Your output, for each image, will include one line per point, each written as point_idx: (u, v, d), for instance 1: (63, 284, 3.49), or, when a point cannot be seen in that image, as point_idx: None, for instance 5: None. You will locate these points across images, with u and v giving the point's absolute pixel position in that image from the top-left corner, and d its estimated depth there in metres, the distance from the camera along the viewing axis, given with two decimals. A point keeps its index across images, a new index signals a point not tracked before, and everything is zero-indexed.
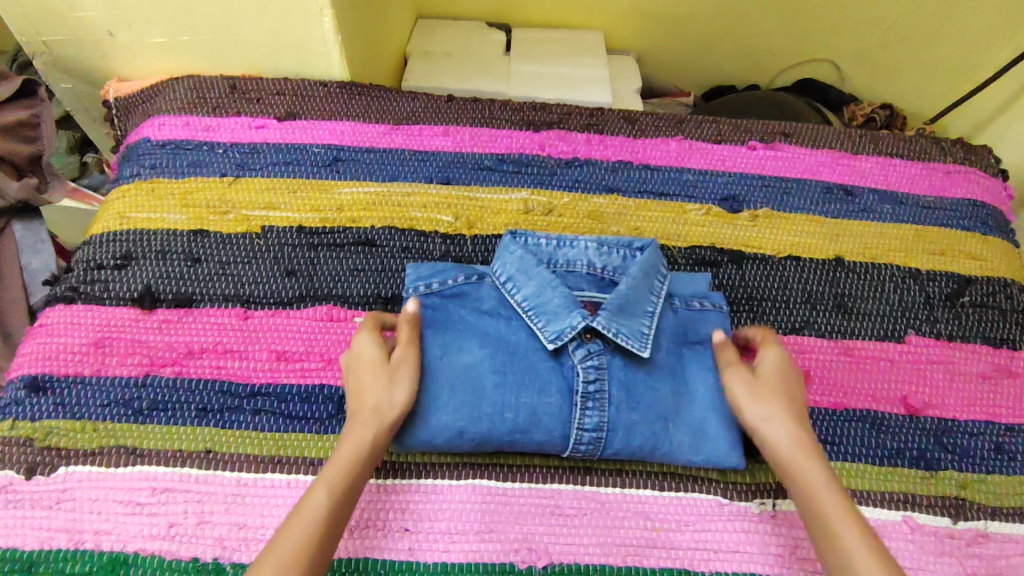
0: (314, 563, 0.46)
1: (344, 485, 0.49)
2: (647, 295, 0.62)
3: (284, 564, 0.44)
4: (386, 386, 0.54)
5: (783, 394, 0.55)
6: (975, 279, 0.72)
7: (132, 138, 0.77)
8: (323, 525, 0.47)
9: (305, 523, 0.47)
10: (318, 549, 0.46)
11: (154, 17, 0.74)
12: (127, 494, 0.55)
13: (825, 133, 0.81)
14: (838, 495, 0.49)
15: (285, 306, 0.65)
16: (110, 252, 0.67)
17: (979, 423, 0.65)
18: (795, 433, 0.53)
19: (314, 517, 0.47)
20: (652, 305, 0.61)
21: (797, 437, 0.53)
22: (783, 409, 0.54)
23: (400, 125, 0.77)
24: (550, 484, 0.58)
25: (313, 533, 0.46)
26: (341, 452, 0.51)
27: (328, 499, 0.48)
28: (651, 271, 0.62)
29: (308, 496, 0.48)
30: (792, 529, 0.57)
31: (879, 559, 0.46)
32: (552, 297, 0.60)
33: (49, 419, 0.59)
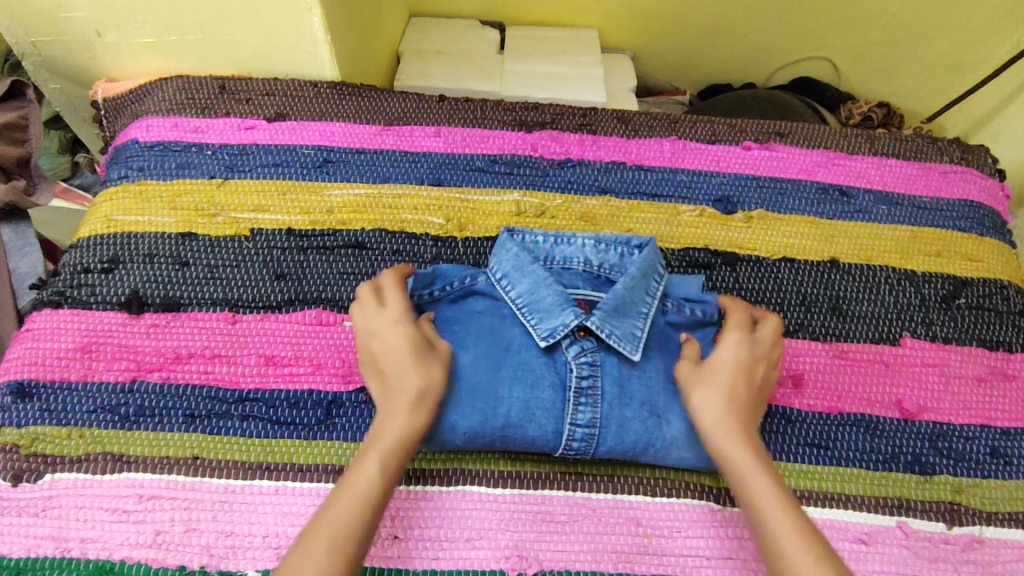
0: (363, 534, 0.47)
1: (394, 466, 0.50)
2: (642, 296, 0.60)
3: (337, 535, 0.45)
4: (427, 372, 0.53)
5: (737, 386, 0.55)
6: (971, 281, 0.72)
7: (120, 139, 0.76)
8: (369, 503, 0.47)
9: (361, 491, 0.47)
10: (364, 529, 0.46)
11: (142, 17, 0.73)
12: (113, 502, 0.55)
13: (820, 132, 0.80)
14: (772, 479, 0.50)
15: (274, 309, 0.64)
16: (98, 255, 0.66)
17: (975, 426, 0.64)
18: (737, 429, 0.52)
19: (363, 494, 0.47)
20: (647, 308, 0.60)
21: (736, 435, 0.52)
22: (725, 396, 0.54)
23: (391, 126, 0.76)
24: (541, 490, 0.57)
25: (365, 506, 0.47)
26: (394, 422, 0.51)
27: (379, 476, 0.49)
28: (649, 270, 0.62)
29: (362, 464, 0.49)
30: None
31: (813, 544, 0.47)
32: (547, 296, 0.59)
33: (36, 425, 0.58)
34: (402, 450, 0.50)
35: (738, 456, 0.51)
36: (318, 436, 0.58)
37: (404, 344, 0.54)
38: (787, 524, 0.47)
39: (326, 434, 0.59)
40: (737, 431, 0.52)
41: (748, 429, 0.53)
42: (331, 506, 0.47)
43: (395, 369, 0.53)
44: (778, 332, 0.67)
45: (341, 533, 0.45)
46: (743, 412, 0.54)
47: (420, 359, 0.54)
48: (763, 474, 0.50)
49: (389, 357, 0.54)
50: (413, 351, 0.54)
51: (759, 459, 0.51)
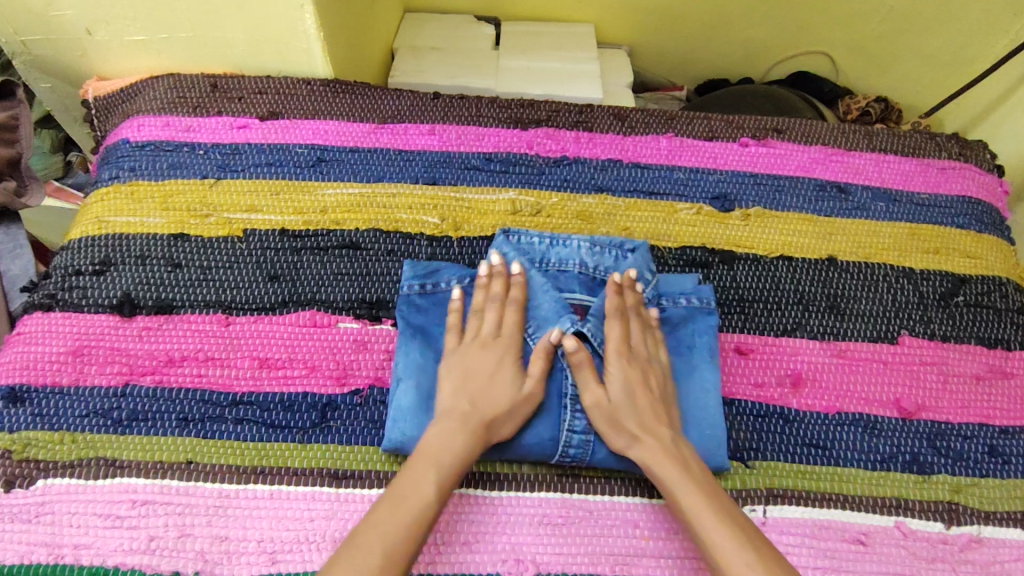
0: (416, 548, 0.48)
1: (449, 487, 0.51)
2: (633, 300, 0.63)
3: (395, 545, 0.47)
4: (503, 403, 0.56)
5: (646, 401, 0.57)
6: (969, 278, 0.71)
7: (111, 139, 0.75)
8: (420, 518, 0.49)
9: (413, 507, 0.49)
10: (412, 541, 0.48)
11: (131, 14, 0.72)
12: (107, 508, 0.54)
13: (818, 128, 0.79)
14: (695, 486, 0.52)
15: (267, 311, 0.64)
16: (89, 257, 0.66)
17: (973, 425, 0.64)
18: (657, 444, 0.55)
19: (417, 508, 0.49)
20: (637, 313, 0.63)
21: (658, 450, 0.54)
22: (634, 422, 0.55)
23: (385, 124, 0.75)
24: (537, 492, 0.57)
25: (421, 520, 0.49)
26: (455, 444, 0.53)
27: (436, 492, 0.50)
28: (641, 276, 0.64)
29: (419, 479, 0.51)
30: (781, 535, 0.56)
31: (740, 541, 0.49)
32: (544, 303, 0.62)
33: (28, 430, 0.57)
34: (456, 474, 0.52)
35: (660, 470, 0.53)
36: (312, 439, 0.58)
37: (499, 368, 0.57)
38: (716, 530, 0.49)
39: (320, 437, 0.58)
40: (657, 446, 0.54)
41: (667, 439, 0.55)
42: (384, 518, 0.48)
43: (475, 387, 0.56)
44: (776, 331, 0.67)
45: (392, 543, 0.47)
46: (657, 424, 0.56)
47: (507, 393, 0.56)
48: (689, 482, 0.52)
49: (477, 373, 0.57)
50: (503, 379, 0.57)
51: (683, 468, 0.53)
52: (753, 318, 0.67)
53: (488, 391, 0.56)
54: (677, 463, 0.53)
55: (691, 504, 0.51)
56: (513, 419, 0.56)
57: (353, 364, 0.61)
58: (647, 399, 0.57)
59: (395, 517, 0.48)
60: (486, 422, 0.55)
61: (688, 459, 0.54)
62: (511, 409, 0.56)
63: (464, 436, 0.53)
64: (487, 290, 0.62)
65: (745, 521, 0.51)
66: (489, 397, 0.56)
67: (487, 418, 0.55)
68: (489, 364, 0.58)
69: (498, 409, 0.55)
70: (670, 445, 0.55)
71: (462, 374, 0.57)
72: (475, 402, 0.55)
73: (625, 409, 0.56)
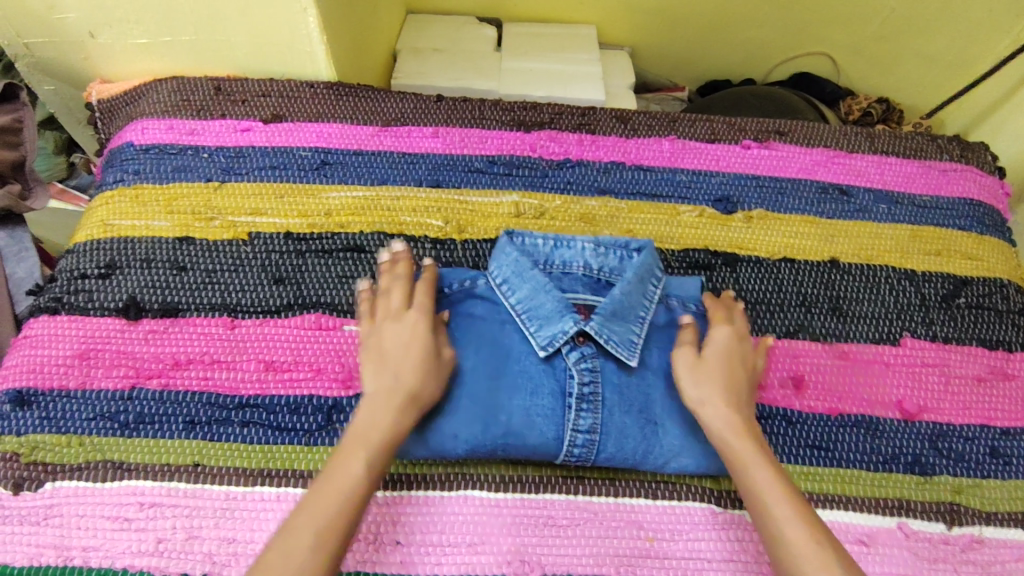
0: (347, 531, 0.48)
1: (378, 465, 0.51)
2: (640, 301, 0.62)
3: (321, 528, 0.47)
4: (423, 371, 0.55)
5: (730, 378, 0.58)
6: (971, 280, 0.72)
7: (115, 142, 0.76)
8: (355, 493, 0.49)
9: (341, 489, 0.49)
10: (345, 516, 0.48)
11: (136, 17, 0.72)
12: (115, 510, 0.54)
13: (820, 130, 0.80)
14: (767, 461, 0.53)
15: (272, 314, 0.64)
16: (94, 260, 0.66)
17: (975, 427, 0.64)
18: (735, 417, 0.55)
19: (344, 489, 0.49)
20: (645, 312, 0.62)
21: (732, 418, 0.55)
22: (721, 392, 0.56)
23: (388, 127, 0.76)
24: (543, 494, 0.57)
25: (349, 501, 0.49)
26: (382, 419, 0.53)
27: (363, 471, 0.50)
28: (646, 275, 0.63)
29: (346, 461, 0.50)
30: None
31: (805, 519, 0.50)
32: (549, 302, 0.60)
33: (36, 433, 0.58)
34: (391, 437, 0.52)
35: (735, 439, 0.54)
36: (318, 441, 0.58)
37: (414, 340, 0.57)
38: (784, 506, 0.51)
39: (326, 440, 0.58)
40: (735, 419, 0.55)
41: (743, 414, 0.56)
42: (310, 502, 0.48)
43: (393, 360, 0.56)
44: (779, 333, 0.67)
45: (323, 524, 0.47)
46: (739, 400, 0.57)
47: (426, 357, 0.56)
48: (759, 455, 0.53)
49: (393, 349, 0.56)
50: (419, 347, 0.56)
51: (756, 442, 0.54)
52: (756, 320, 0.67)
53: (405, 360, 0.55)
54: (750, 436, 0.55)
55: (760, 475, 0.52)
56: (432, 383, 0.55)
57: (358, 367, 0.62)
58: (735, 376, 0.58)
59: (330, 500, 0.49)
60: (412, 393, 0.54)
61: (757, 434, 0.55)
62: (428, 375, 0.55)
63: (393, 406, 0.53)
64: (390, 270, 0.62)
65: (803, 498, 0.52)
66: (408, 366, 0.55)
67: (412, 389, 0.54)
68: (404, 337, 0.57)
69: (416, 380, 0.55)
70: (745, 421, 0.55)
71: (379, 355, 0.56)
72: (400, 373, 0.55)
73: (709, 379, 0.57)
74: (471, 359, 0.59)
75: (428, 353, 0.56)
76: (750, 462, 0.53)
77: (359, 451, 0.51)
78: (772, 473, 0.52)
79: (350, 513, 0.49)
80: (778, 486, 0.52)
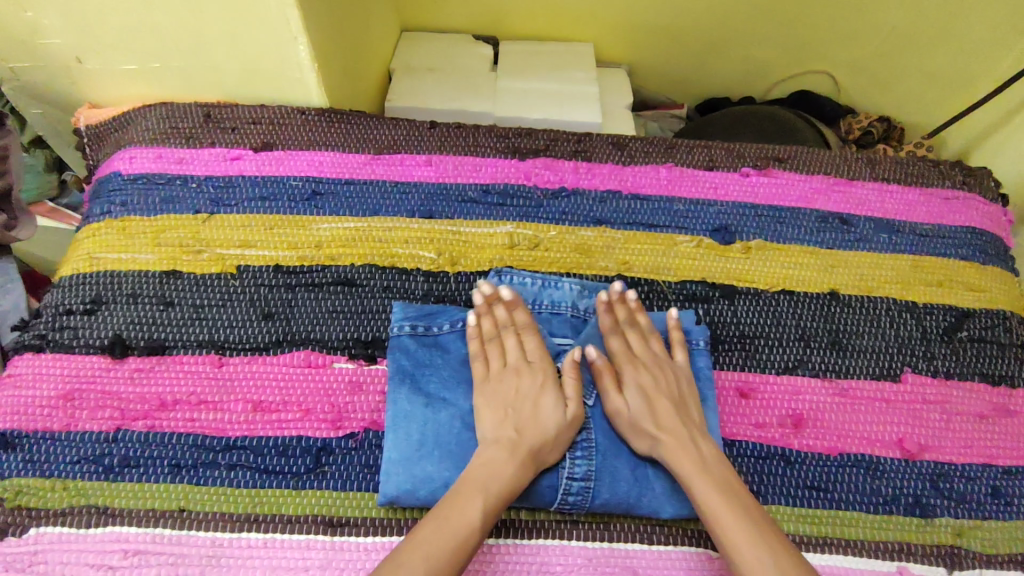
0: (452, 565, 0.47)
1: (493, 516, 0.51)
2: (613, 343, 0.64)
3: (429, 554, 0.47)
4: (550, 428, 0.56)
5: (660, 403, 0.59)
6: (973, 313, 0.70)
7: (103, 170, 0.75)
8: (475, 533, 0.49)
9: (457, 528, 0.49)
10: (458, 554, 0.48)
11: (123, 44, 0.71)
12: (98, 558, 0.53)
13: (819, 156, 0.78)
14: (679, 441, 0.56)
15: (261, 351, 0.63)
16: (80, 296, 0.65)
17: (977, 466, 0.63)
18: (672, 442, 0.56)
19: (463, 529, 0.49)
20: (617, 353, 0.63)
21: (677, 450, 0.56)
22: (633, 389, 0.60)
23: (381, 155, 0.75)
24: (536, 539, 0.56)
25: (461, 540, 0.48)
26: (506, 469, 0.53)
27: (482, 516, 0.50)
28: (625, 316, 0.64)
29: (466, 503, 0.51)
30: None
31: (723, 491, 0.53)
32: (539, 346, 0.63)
33: (20, 477, 0.57)
34: (504, 497, 0.52)
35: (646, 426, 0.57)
36: (306, 485, 0.57)
37: (541, 392, 0.58)
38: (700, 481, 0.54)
39: (314, 483, 0.57)
40: (675, 444, 0.56)
41: (686, 437, 0.57)
42: (418, 533, 0.49)
43: (520, 415, 0.57)
44: (777, 369, 0.66)
45: (438, 557, 0.47)
46: (672, 422, 0.58)
47: (558, 418, 0.57)
48: (706, 478, 0.54)
49: (519, 395, 0.58)
50: (547, 401, 0.58)
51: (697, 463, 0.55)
52: (754, 355, 0.66)
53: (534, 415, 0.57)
54: (693, 458, 0.55)
55: (705, 497, 0.53)
56: (559, 444, 0.57)
57: (349, 407, 0.61)
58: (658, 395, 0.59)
59: (445, 535, 0.48)
60: (534, 447, 0.55)
61: (705, 452, 0.56)
62: (558, 434, 0.57)
63: (516, 456, 0.54)
64: (495, 317, 0.62)
65: (751, 505, 0.53)
66: (539, 425, 0.56)
67: (535, 443, 0.55)
68: (530, 390, 0.58)
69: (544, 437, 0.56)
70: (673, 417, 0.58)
71: (505, 410, 0.57)
72: (529, 430, 0.56)
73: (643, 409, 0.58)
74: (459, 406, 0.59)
75: (560, 405, 0.58)
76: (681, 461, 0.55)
77: (495, 482, 0.52)
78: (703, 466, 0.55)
79: (466, 553, 0.48)
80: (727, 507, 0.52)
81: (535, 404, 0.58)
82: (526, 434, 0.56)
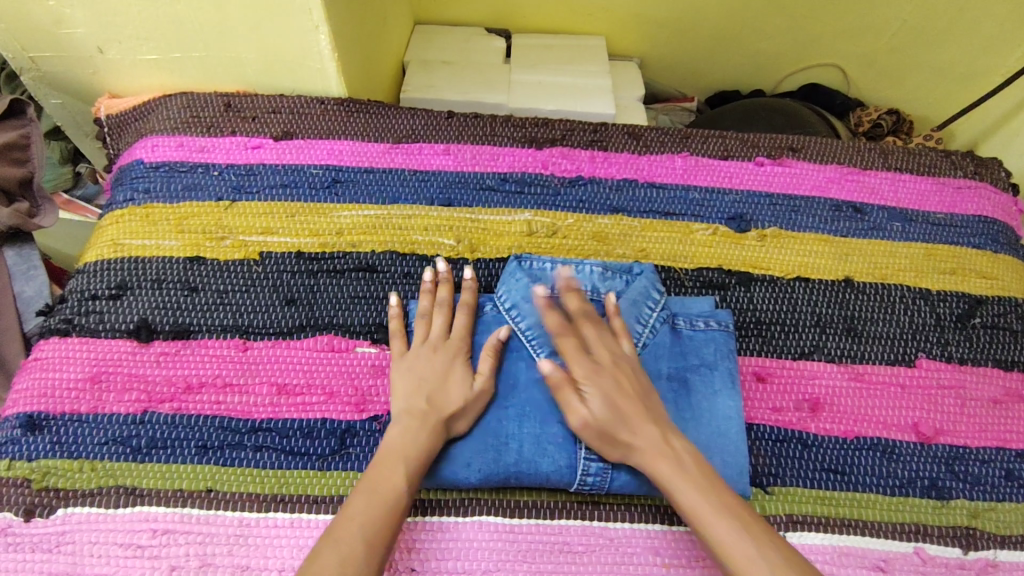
0: (384, 533, 0.49)
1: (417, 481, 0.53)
2: (635, 322, 0.63)
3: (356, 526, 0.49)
4: (460, 401, 0.57)
5: (625, 408, 0.55)
6: (985, 300, 0.71)
7: (124, 159, 0.75)
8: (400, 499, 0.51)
9: (383, 497, 0.51)
10: (389, 526, 0.50)
11: (145, 34, 0.71)
12: (127, 537, 0.54)
13: (832, 147, 0.79)
14: (647, 437, 0.54)
15: (285, 336, 0.64)
16: (105, 281, 0.66)
17: (990, 450, 0.64)
18: (647, 447, 0.53)
19: (388, 498, 0.51)
20: (638, 333, 0.63)
21: (654, 455, 0.53)
22: (595, 387, 0.56)
23: (400, 144, 0.75)
24: (558, 520, 0.57)
25: (390, 507, 0.50)
26: (419, 438, 0.54)
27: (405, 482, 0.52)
28: (641, 299, 0.64)
29: (386, 472, 0.52)
30: None
31: (696, 483, 0.51)
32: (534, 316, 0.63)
33: (48, 458, 0.57)
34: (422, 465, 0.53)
35: (611, 422, 0.55)
36: (332, 466, 0.58)
37: (450, 366, 0.59)
38: (672, 476, 0.52)
39: (339, 465, 0.58)
40: (644, 441, 0.54)
41: (654, 430, 0.54)
42: (345, 507, 0.50)
43: (430, 387, 0.57)
44: (793, 355, 0.67)
45: (371, 528, 0.49)
46: (643, 425, 0.55)
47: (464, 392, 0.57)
48: (687, 481, 0.51)
49: (433, 370, 0.59)
50: (455, 376, 0.58)
51: (671, 459, 0.53)
52: (770, 341, 0.67)
53: (445, 390, 0.57)
54: (672, 463, 0.52)
55: (677, 487, 0.51)
56: (470, 415, 0.57)
57: (371, 390, 0.61)
58: (616, 390, 0.56)
59: (372, 504, 0.50)
60: (444, 419, 0.56)
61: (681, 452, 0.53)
62: (467, 405, 0.57)
63: (428, 427, 0.55)
64: (432, 296, 0.64)
65: (726, 491, 0.51)
66: (448, 399, 0.57)
67: (445, 415, 0.56)
68: (440, 365, 0.59)
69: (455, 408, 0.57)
70: (636, 410, 0.55)
71: (418, 381, 0.58)
72: (439, 403, 0.56)
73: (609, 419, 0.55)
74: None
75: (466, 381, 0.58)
76: (651, 458, 0.53)
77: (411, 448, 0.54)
78: (672, 457, 0.53)
79: (396, 516, 0.50)
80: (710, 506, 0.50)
81: (445, 380, 0.58)
82: (437, 405, 0.56)
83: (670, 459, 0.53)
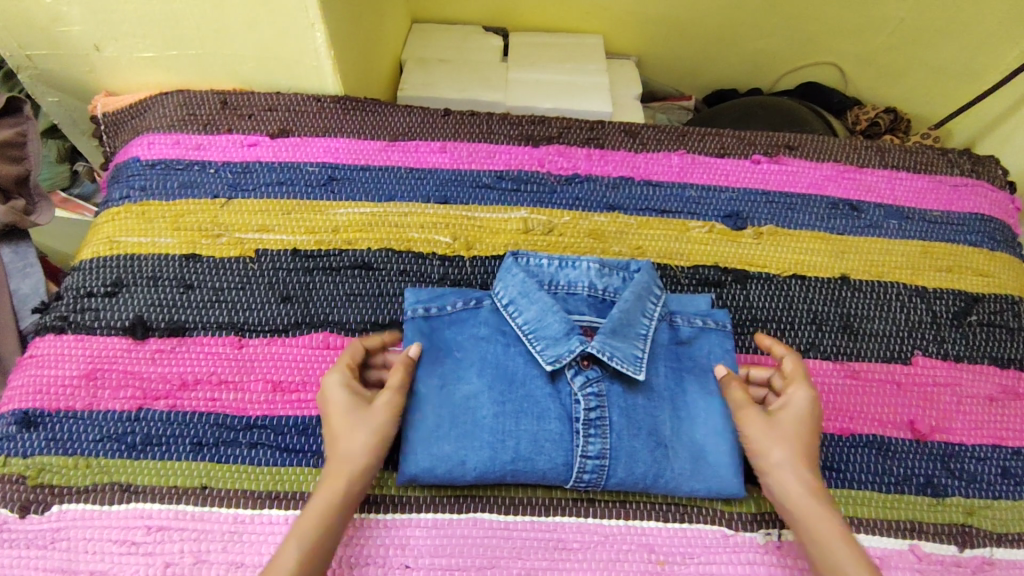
0: None
1: (317, 546, 0.49)
2: (641, 317, 0.61)
3: None
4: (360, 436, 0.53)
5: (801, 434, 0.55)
6: (982, 297, 0.71)
7: (120, 157, 0.75)
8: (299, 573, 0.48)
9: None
10: None
11: (141, 31, 0.71)
12: (122, 534, 0.54)
13: (828, 145, 0.79)
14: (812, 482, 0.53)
15: (280, 333, 0.64)
16: (100, 279, 0.66)
17: (986, 447, 0.64)
18: (807, 490, 0.53)
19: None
20: (645, 327, 0.60)
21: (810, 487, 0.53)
22: (787, 424, 0.55)
23: (396, 142, 0.75)
24: (552, 517, 0.57)
25: None
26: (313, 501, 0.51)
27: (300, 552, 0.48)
28: (644, 294, 0.62)
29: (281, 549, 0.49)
30: (767, 556, 0.56)
31: (846, 538, 0.50)
32: (532, 312, 0.60)
33: (43, 455, 0.57)
34: (321, 523, 0.50)
35: (780, 453, 0.54)
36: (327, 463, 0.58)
37: (348, 405, 0.55)
38: (825, 523, 0.51)
39: None
40: (806, 483, 0.53)
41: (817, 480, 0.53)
42: None
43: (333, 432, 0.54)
44: None
45: None
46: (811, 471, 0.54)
47: (353, 407, 0.55)
48: (836, 535, 0.50)
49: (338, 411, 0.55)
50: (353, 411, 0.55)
51: (828, 512, 0.52)
52: None
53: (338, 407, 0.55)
54: (826, 514, 0.51)
55: (826, 536, 0.50)
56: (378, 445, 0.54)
57: None
58: (806, 434, 0.55)
59: None
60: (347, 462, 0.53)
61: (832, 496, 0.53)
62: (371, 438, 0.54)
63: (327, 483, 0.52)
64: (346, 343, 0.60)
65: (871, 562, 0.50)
66: (340, 416, 0.55)
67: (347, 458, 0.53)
68: (342, 406, 0.55)
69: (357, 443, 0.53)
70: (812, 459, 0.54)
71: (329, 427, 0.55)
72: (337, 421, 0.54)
73: (780, 436, 0.55)
74: (432, 377, 0.58)
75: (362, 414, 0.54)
76: (807, 500, 0.52)
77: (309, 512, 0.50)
78: (829, 510, 0.52)
79: None
80: (843, 549, 0.50)
81: (339, 400, 0.55)
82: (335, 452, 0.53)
83: (828, 510, 0.52)
